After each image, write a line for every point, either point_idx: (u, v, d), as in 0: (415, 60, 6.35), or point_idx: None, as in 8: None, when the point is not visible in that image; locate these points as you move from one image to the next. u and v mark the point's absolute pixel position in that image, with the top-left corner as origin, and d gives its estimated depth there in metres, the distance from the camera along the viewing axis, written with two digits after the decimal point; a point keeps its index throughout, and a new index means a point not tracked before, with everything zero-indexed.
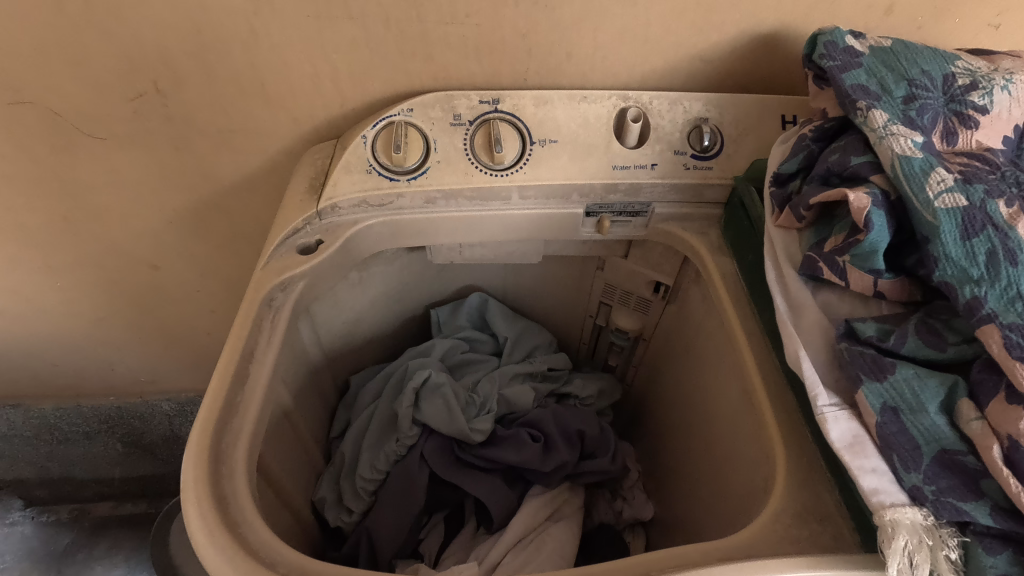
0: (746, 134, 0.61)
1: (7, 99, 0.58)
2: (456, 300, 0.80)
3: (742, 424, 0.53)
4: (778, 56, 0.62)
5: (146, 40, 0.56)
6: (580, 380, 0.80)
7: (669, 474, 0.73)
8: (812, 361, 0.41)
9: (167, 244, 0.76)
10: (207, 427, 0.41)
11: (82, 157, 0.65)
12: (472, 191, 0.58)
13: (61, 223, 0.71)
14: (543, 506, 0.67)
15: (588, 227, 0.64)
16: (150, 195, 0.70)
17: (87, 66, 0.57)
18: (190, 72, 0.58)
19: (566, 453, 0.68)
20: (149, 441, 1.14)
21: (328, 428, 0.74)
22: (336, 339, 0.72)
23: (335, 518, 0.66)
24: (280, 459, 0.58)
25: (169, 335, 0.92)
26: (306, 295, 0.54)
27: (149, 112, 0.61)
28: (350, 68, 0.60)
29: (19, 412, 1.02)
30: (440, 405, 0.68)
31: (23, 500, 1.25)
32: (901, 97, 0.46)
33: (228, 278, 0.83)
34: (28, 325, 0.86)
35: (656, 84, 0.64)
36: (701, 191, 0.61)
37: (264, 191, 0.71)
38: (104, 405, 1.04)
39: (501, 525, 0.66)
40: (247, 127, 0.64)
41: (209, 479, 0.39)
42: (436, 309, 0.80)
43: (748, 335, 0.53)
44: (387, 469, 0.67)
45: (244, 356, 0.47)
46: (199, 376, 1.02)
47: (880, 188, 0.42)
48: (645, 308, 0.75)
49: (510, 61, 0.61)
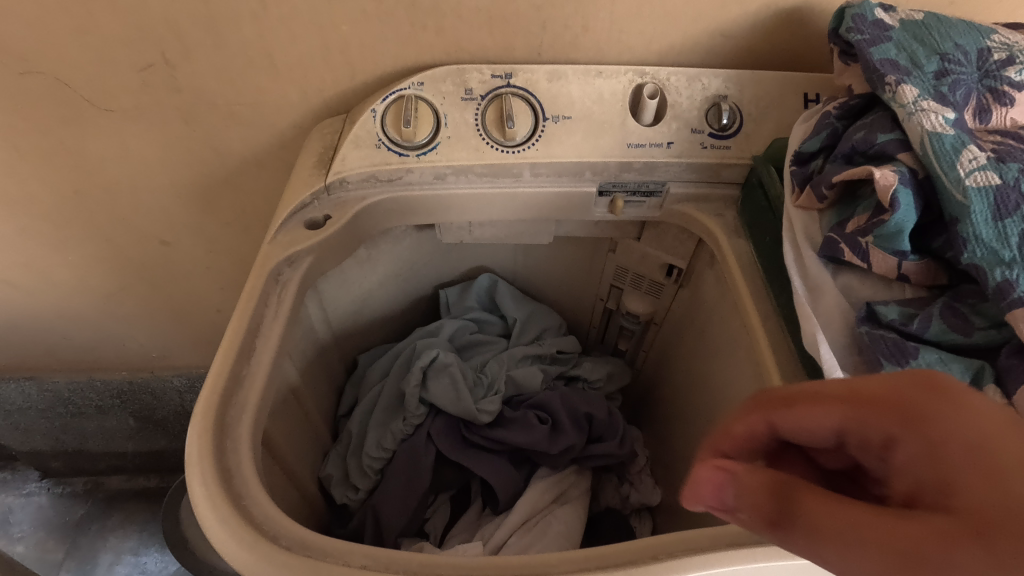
0: (766, 112, 0.59)
1: (16, 69, 0.58)
2: (466, 281, 0.80)
3: None
4: (802, 31, 0.60)
5: (153, 9, 0.55)
6: (590, 363, 0.79)
7: (679, 459, 0.72)
8: (831, 344, 0.40)
9: (177, 219, 0.76)
10: (213, 400, 0.41)
11: (91, 129, 0.64)
12: (483, 167, 0.57)
13: (71, 196, 0.71)
14: (550, 488, 0.67)
15: (601, 207, 0.62)
16: (160, 169, 0.69)
17: (95, 36, 0.56)
18: (198, 42, 0.57)
19: (573, 436, 0.67)
20: (160, 417, 1.15)
21: (336, 406, 0.74)
22: (344, 318, 0.71)
23: (341, 496, 0.66)
24: (286, 435, 0.58)
25: (180, 312, 0.92)
26: (313, 271, 0.54)
27: (158, 84, 0.61)
28: (360, 41, 0.58)
29: (34, 385, 1.04)
30: (447, 385, 0.67)
31: (39, 471, 1.28)
32: (933, 72, 0.44)
33: (238, 255, 0.83)
34: (41, 299, 0.87)
35: (673, 60, 0.62)
36: (718, 171, 0.59)
37: (274, 167, 0.70)
38: (116, 380, 1.06)
39: (507, 506, 0.66)
40: (255, 100, 0.63)
41: (214, 451, 0.39)
42: (445, 289, 0.79)
43: (764, 319, 0.52)
44: (393, 448, 0.67)
45: (250, 331, 0.46)
46: (209, 352, 1.02)
47: (908, 166, 0.40)
48: (658, 291, 0.73)
49: (523, 35, 0.59)
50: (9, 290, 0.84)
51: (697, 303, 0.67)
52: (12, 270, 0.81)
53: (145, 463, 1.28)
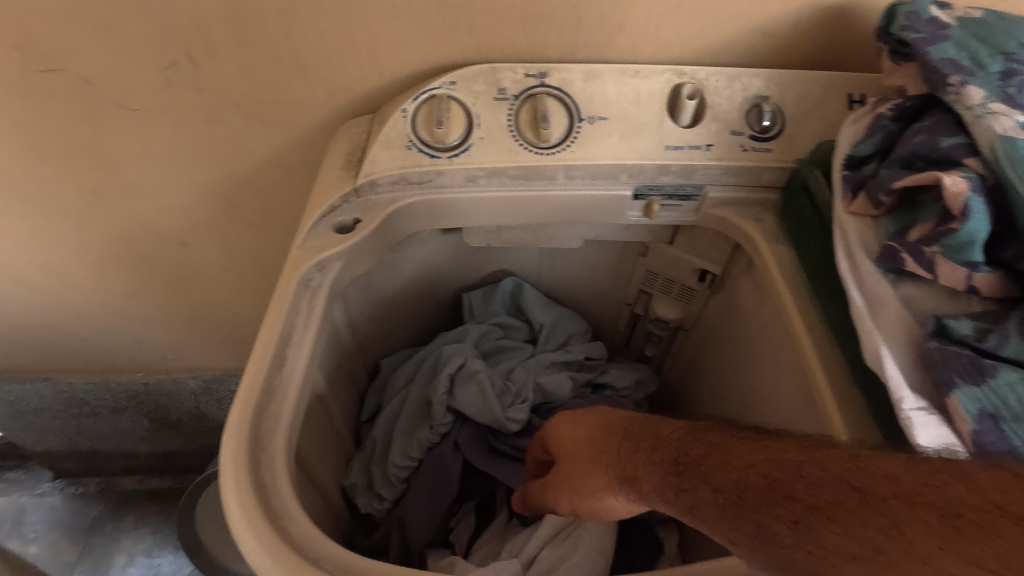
0: (810, 113, 0.57)
1: (37, 67, 0.56)
2: (489, 285, 0.78)
3: (800, 421, 0.50)
4: (847, 29, 0.57)
5: (178, 5, 0.53)
6: (617, 370, 0.77)
7: None
8: (896, 359, 0.38)
9: (197, 221, 0.75)
10: (246, 413, 0.40)
11: (112, 129, 0.63)
12: (516, 170, 0.55)
13: (91, 197, 0.70)
14: None
15: (636, 211, 0.60)
16: (181, 170, 0.68)
17: (118, 33, 0.55)
18: (223, 40, 0.56)
19: None
20: (174, 419, 1.14)
21: (358, 413, 0.73)
22: (368, 322, 0.70)
23: (366, 505, 0.64)
24: (313, 444, 0.56)
25: (196, 313, 0.91)
26: (342, 276, 0.52)
27: (181, 83, 0.59)
28: (390, 38, 0.57)
29: (49, 386, 1.03)
30: (475, 392, 0.65)
31: (52, 472, 1.27)
32: (998, 73, 0.42)
33: (257, 256, 0.81)
34: (57, 300, 0.86)
35: (711, 59, 0.60)
36: (759, 174, 0.57)
37: (297, 168, 0.68)
38: (131, 381, 1.04)
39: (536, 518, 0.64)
40: (280, 100, 0.61)
41: (249, 467, 0.38)
42: (468, 293, 0.77)
43: (811, 328, 0.50)
44: (420, 456, 0.65)
45: (281, 341, 0.45)
46: (225, 354, 1.01)
47: (976, 172, 0.38)
48: (688, 297, 0.71)
49: (557, 33, 0.57)
50: (26, 291, 0.83)
51: (732, 309, 0.65)
52: (29, 271, 0.80)
53: (159, 465, 1.27)
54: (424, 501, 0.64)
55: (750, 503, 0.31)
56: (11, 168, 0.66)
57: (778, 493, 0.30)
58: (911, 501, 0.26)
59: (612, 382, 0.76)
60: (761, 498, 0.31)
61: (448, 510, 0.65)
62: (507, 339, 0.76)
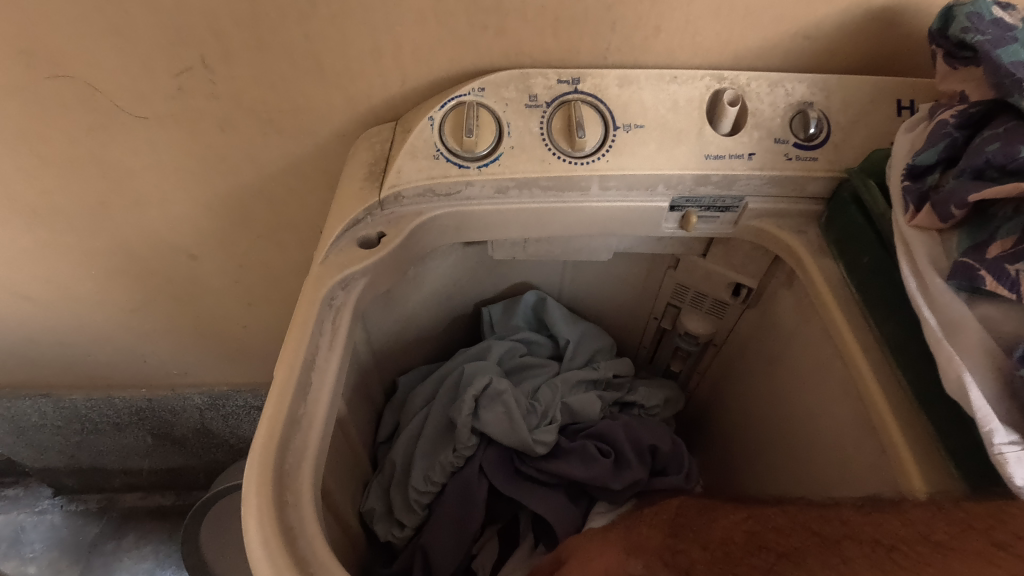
0: (856, 121, 0.54)
1: (43, 73, 0.54)
2: (509, 298, 0.75)
3: (857, 448, 0.47)
4: (893, 33, 0.55)
5: (194, 9, 0.50)
6: (644, 387, 0.74)
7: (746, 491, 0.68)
8: (979, 388, 0.35)
9: (207, 233, 0.72)
10: (271, 446, 0.37)
11: (121, 138, 0.60)
12: (549, 180, 0.52)
13: (97, 209, 0.67)
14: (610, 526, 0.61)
15: (672, 223, 0.57)
16: (192, 181, 0.65)
17: (130, 37, 0.52)
18: (240, 45, 0.53)
19: (639, 470, 0.63)
20: (179, 434, 1.10)
21: (374, 433, 0.69)
22: (386, 339, 0.67)
23: (385, 532, 0.61)
24: (333, 471, 0.53)
25: (204, 327, 0.88)
26: (367, 294, 0.49)
27: (194, 90, 0.56)
28: (415, 43, 0.54)
29: (50, 402, 1.00)
30: (501, 414, 0.62)
31: (52, 488, 1.23)
32: None
33: (268, 269, 0.78)
34: (60, 314, 0.82)
35: (750, 64, 0.57)
36: (803, 184, 0.54)
37: (313, 178, 0.65)
38: (134, 397, 1.01)
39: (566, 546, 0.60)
40: (298, 108, 0.58)
41: (275, 507, 0.34)
42: (488, 307, 0.74)
43: (867, 349, 0.46)
44: (443, 481, 0.62)
45: (306, 366, 0.42)
46: (232, 369, 0.98)
47: None
48: (721, 312, 0.68)
49: (590, 37, 0.55)
50: (28, 306, 0.80)
51: (769, 326, 0.62)
52: (31, 285, 0.77)
53: (162, 481, 1.23)
54: (447, 528, 0.60)
55: (737, 555, 0.35)
56: (14, 179, 0.63)
57: (757, 544, 0.36)
58: (858, 539, 0.34)
59: (640, 401, 0.73)
60: (744, 549, 0.35)
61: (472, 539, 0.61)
62: (530, 356, 0.73)
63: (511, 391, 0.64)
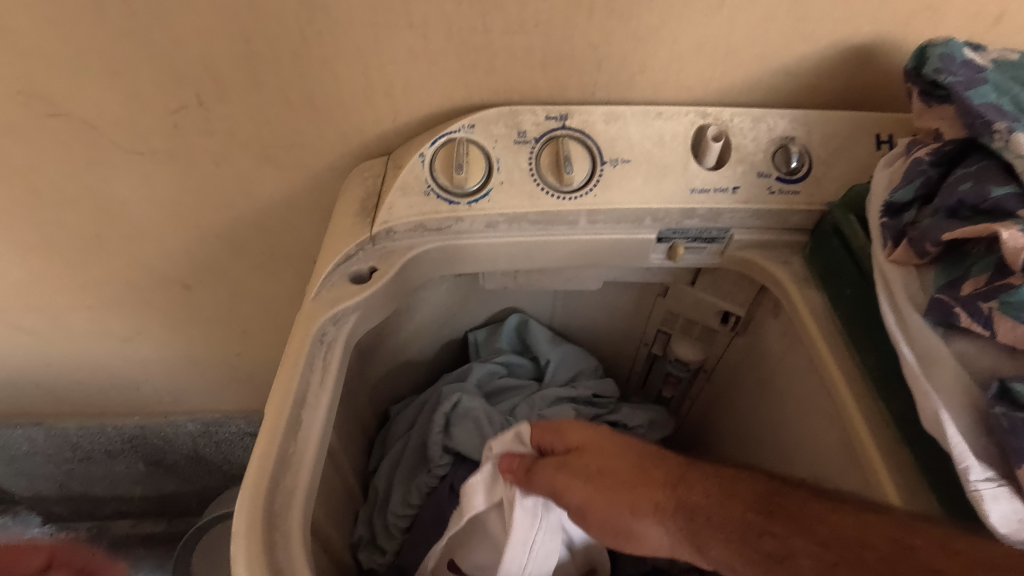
0: (837, 155, 0.55)
1: (41, 112, 0.55)
2: (496, 323, 0.75)
3: (841, 479, 0.47)
4: (871, 69, 0.57)
5: (190, 50, 0.52)
6: (630, 409, 0.75)
7: None
8: (956, 424, 0.35)
9: (201, 263, 0.72)
10: (260, 485, 0.37)
11: (116, 173, 0.61)
12: (537, 215, 0.53)
13: (92, 241, 0.68)
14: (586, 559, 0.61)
15: (659, 253, 0.58)
16: (187, 213, 0.66)
17: (127, 77, 0.53)
18: (235, 84, 0.54)
19: None
20: (171, 461, 1.10)
21: (366, 462, 0.70)
22: (379, 368, 0.67)
23: (369, 561, 0.61)
24: (324, 504, 0.53)
25: (198, 355, 0.88)
26: (358, 328, 0.50)
27: (190, 126, 0.57)
28: (406, 81, 0.55)
29: (42, 431, 0.99)
30: (473, 431, 0.63)
31: (41, 517, 1.22)
32: None
33: (262, 298, 0.79)
34: (53, 344, 0.82)
35: (733, 99, 0.59)
36: (786, 217, 0.55)
37: (306, 210, 0.66)
38: (126, 425, 1.00)
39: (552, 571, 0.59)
40: (291, 142, 0.60)
41: (263, 548, 0.35)
42: (474, 331, 0.75)
43: (851, 381, 0.47)
44: (419, 503, 0.62)
45: (296, 403, 0.42)
46: (226, 396, 0.97)
47: None
48: (710, 338, 0.69)
49: (578, 75, 0.56)
50: (21, 335, 0.80)
51: (758, 353, 0.63)
52: (25, 316, 0.77)
53: (154, 508, 1.22)
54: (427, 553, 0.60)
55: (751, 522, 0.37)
56: (9, 213, 0.63)
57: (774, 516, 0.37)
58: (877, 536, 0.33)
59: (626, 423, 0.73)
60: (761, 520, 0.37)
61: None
62: (512, 378, 0.74)
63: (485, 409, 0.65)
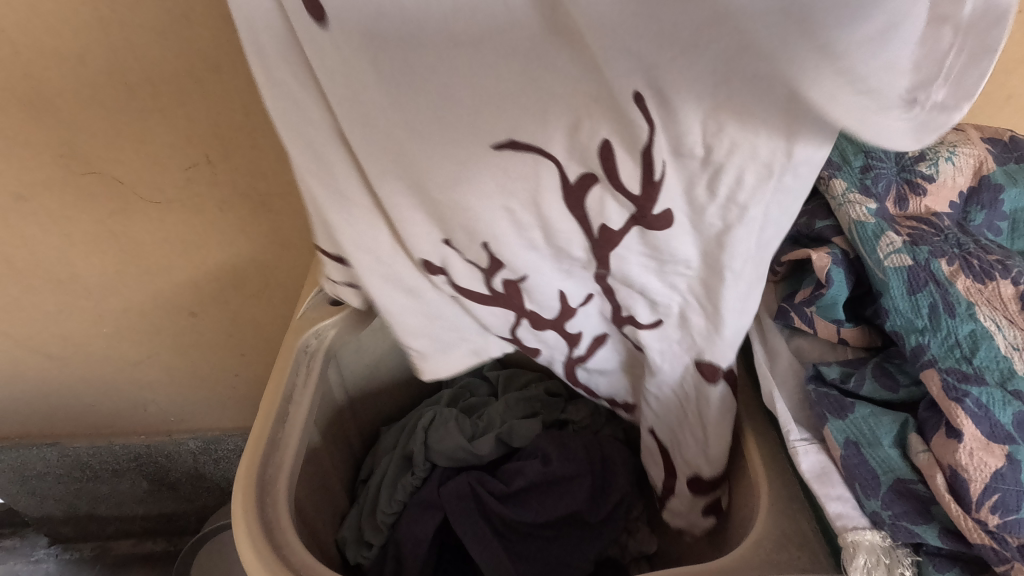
0: None
1: (78, 171, 0.67)
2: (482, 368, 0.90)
3: (731, 458, 0.57)
4: None
5: (202, 120, 0.64)
6: (574, 406, 0.85)
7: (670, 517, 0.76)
8: (777, 400, 0.47)
9: (206, 294, 0.84)
10: (254, 462, 0.48)
11: (136, 218, 0.73)
12: None
13: (113, 276, 0.79)
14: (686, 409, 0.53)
15: None
16: (195, 250, 0.78)
17: (150, 142, 0.65)
18: (238, 145, 0.67)
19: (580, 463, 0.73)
20: (173, 479, 1.18)
21: (356, 474, 0.80)
22: (359, 381, 0.77)
23: (355, 556, 0.69)
24: (309, 493, 0.63)
25: (200, 376, 0.98)
26: (337, 341, 0.61)
27: (200, 180, 0.69)
28: None
29: (55, 451, 1.08)
30: (446, 432, 0.75)
31: (49, 538, 1.29)
32: (859, 167, 0.52)
33: (261, 325, 0.90)
34: (72, 368, 0.93)
35: None
36: None
37: (294, 246, 0.78)
38: (134, 443, 1.10)
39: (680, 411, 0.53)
40: (284, 189, 0.71)
41: (256, 507, 0.45)
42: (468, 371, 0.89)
43: (735, 377, 0.58)
44: (405, 500, 0.72)
45: (284, 399, 0.53)
46: (226, 415, 1.07)
47: (840, 248, 0.48)
48: None
49: None
50: (47, 361, 0.91)
51: None
52: (52, 343, 0.88)
53: (153, 527, 1.29)
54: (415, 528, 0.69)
55: None
56: (43, 252, 0.75)
57: None
58: None
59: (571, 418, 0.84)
60: None
61: (438, 541, 0.71)
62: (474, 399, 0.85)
63: (455, 416, 0.78)
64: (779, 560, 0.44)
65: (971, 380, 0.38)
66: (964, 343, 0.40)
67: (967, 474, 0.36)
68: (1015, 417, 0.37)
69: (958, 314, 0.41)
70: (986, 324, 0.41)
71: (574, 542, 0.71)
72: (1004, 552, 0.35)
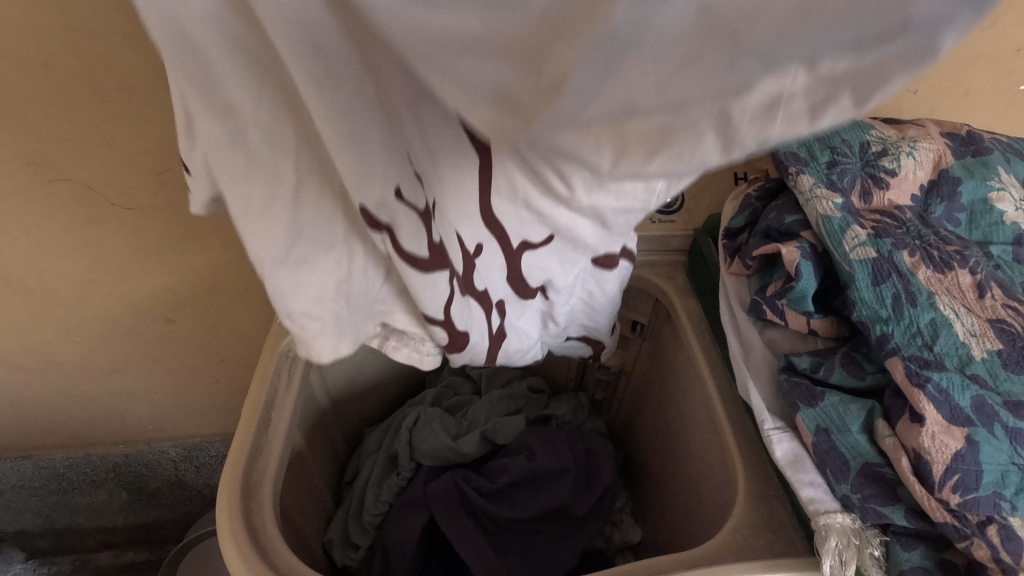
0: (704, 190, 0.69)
1: (46, 178, 0.66)
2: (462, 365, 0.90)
3: (710, 448, 0.59)
4: None
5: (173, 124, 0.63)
6: (557, 402, 0.86)
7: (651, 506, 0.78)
8: (751, 391, 0.49)
9: (183, 299, 0.83)
10: (237, 468, 0.48)
11: (109, 225, 0.72)
12: None
13: (85, 284, 0.78)
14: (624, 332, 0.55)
15: None
16: (171, 256, 0.77)
17: (120, 148, 0.64)
18: None
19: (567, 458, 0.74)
20: (153, 488, 1.17)
21: (341, 476, 0.80)
22: (342, 382, 0.77)
23: (342, 558, 0.70)
24: (294, 497, 0.63)
25: (179, 383, 0.97)
26: None
27: (173, 185, 0.69)
28: None
29: (29, 463, 1.06)
30: (430, 432, 0.76)
31: (25, 552, 1.26)
32: (825, 162, 0.54)
33: (240, 329, 0.89)
34: (45, 378, 0.91)
35: None
36: (667, 242, 0.69)
37: None
38: (112, 453, 1.08)
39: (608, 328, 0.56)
40: None
41: (239, 514, 0.45)
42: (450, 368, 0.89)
43: (712, 368, 0.60)
44: (390, 500, 0.73)
45: (266, 404, 0.53)
46: (206, 421, 1.06)
47: (809, 242, 0.49)
48: (625, 345, 0.81)
49: None
50: (18, 373, 0.89)
51: (659, 354, 0.75)
52: (23, 354, 0.86)
53: (133, 537, 1.27)
54: (400, 527, 0.69)
55: None
56: (12, 261, 0.73)
57: None
58: None
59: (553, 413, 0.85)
60: None
61: (425, 541, 0.71)
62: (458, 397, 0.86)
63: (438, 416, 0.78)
64: (757, 545, 0.46)
65: (932, 366, 0.40)
66: (925, 331, 0.42)
67: (929, 456, 0.38)
68: (973, 400, 0.39)
69: (919, 304, 0.43)
70: (946, 312, 0.43)
71: (562, 536, 0.72)
72: (964, 529, 0.37)
